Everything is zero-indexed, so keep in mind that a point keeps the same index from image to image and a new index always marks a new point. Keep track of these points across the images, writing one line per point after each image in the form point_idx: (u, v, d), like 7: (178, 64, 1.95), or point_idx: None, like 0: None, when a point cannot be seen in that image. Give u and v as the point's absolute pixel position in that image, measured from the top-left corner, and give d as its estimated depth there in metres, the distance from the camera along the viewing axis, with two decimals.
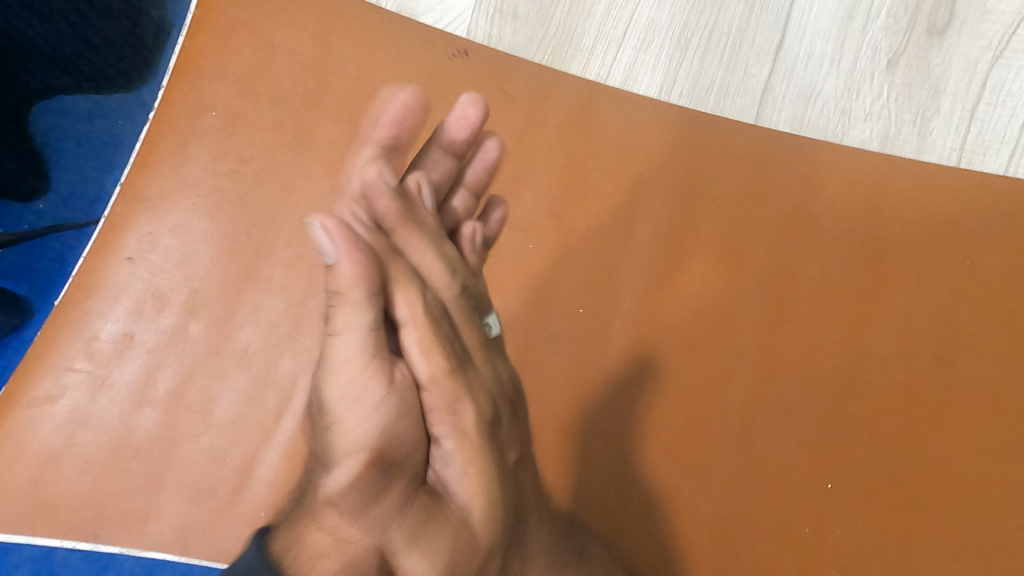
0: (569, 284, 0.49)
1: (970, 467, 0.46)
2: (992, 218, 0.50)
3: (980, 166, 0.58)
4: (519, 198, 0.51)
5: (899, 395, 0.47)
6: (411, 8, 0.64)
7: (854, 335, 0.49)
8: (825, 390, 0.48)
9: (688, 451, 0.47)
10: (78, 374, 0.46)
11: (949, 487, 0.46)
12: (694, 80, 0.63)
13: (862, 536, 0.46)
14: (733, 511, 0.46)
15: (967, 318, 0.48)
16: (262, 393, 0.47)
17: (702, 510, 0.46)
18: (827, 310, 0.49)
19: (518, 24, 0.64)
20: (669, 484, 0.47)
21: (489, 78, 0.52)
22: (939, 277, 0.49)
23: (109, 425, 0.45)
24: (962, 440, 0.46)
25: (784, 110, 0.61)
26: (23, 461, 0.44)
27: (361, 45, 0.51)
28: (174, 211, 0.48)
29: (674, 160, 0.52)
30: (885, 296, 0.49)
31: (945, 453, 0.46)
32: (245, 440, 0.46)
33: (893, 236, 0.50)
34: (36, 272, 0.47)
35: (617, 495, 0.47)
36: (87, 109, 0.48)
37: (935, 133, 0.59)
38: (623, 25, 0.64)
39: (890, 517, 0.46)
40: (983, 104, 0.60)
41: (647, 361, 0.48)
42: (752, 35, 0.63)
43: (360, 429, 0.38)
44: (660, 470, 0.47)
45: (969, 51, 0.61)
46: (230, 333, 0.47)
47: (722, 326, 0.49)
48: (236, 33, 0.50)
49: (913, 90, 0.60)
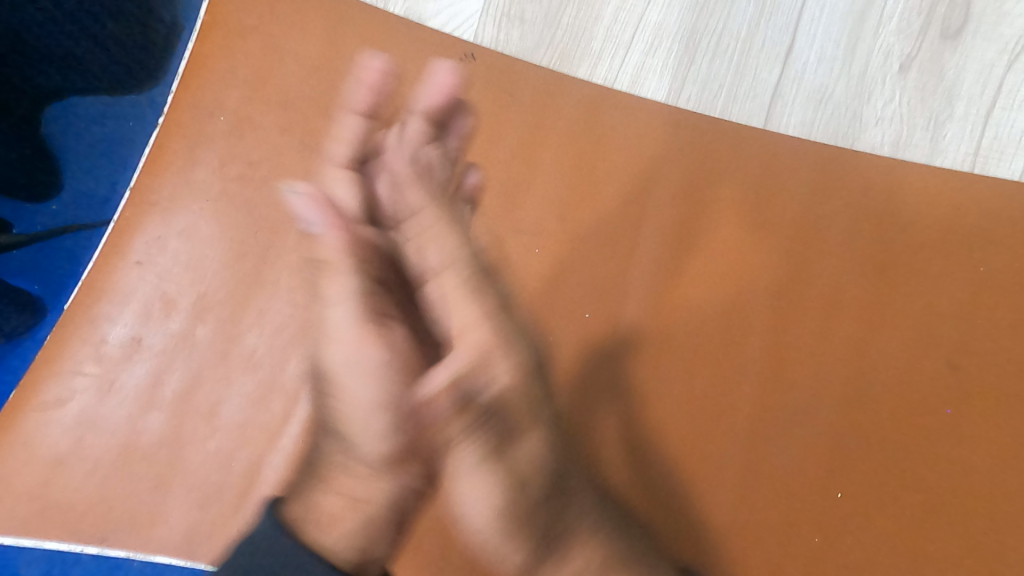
0: (571, 294, 0.50)
1: (971, 482, 0.45)
2: (990, 219, 0.49)
3: (994, 172, 0.57)
4: (532, 196, 0.51)
5: (898, 405, 0.47)
6: (419, 12, 0.65)
7: (855, 339, 0.48)
8: (825, 395, 0.47)
9: (666, 462, 0.47)
10: (86, 378, 0.46)
11: (950, 498, 0.45)
12: (701, 86, 0.62)
13: (853, 548, 0.45)
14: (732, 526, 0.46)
15: (975, 327, 0.47)
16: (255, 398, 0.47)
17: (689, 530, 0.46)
18: (836, 317, 0.48)
19: (526, 28, 0.64)
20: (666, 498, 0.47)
21: (497, 81, 0.52)
22: (951, 285, 0.48)
23: (116, 428, 0.46)
24: (962, 453, 0.46)
25: (793, 115, 0.60)
26: (30, 464, 0.45)
27: (368, 49, 0.52)
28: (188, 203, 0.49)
29: (677, 160, 0.51)
30: (892, 301, 0.48)
31: (946, 466, 0.45)
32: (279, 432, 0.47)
33: (911, 233, 0.49)
34: (48, 273, 0.49)
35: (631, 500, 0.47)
36: (99, 110, 0.50)
37: (949, 138, 0.58)
38: (631, 28, 0.64)
39: (883, 528, 0.45)
40: (998, 109, 0.59)
41: (641, 377, 0.48)
42: (762, 38, 0.63)
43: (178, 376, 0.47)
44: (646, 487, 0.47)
45: (985, 54, 0.60)
46: (223, 334, 0.48)
47: (721, 334, 0.49)
48: (245, 39, 0.51)
49: (925, 94, 0.60)
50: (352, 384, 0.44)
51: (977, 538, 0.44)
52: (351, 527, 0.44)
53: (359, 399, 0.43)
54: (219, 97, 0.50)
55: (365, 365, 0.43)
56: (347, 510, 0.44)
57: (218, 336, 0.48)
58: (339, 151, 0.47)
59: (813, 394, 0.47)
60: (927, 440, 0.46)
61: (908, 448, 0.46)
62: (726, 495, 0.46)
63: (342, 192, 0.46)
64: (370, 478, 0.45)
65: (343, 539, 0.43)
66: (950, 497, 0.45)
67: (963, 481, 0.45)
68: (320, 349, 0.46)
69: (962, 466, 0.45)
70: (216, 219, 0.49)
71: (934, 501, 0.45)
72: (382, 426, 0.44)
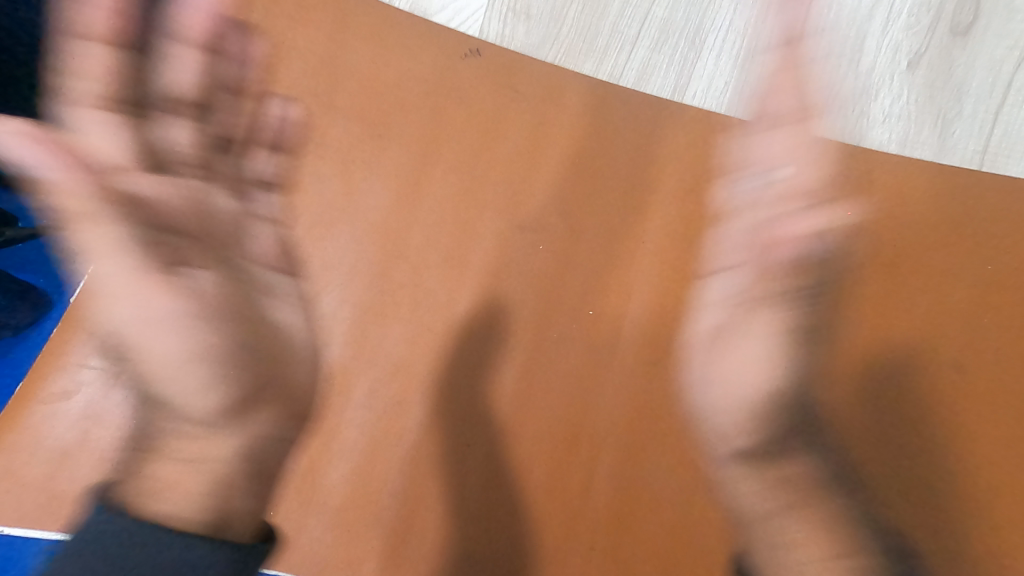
0: (575, 291, 0.49)
1: (999, 473, 0.44)
2: (996, 207, 0.47)
3: (1004, 170, 0.57)
4: (535, 193, 0.51)
5: (916, 402, 0.45)
6: (424, 6, 0.64)
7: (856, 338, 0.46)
8: (845, 396, 0.45)
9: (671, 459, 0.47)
10: (91, 370, 0.46)
11: (974, 490, 0.43)
12: (706, 83, 0.62)
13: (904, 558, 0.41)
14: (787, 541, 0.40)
15: (986, 321, 0.46)
16: (186, 358, 0.41)
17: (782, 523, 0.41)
18: (849, 313, 0.46)
19: (531, 23, 0.64)
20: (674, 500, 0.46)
21: (502, 76, 0.52)
22: (959, 278, 0.47)
23: (123, 421, 0.45)
24: (987, 444, 0.44)
25: (799, 112, 0.60)
26: (36, 456, 0.44)
27: (372, 44, 0.51)
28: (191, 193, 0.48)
29: (680, 158, 0.51)
30: (903, 297, 0.47)
31: (966, 454, 0.44)
32: (166, 373, 0.41)
33: (918, 224, 0.47)
34: None
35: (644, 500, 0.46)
36: None
37: (958, 135, 0.58)
38: (637, 24, 0.64)
39: (917, 524, 0.43)
40: (1008, 106, 0.58)
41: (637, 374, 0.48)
42: (769, 33, 0.62)
43: (173, 343, 0.41)
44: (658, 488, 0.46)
45: (996, 52, 0.60)
46: (226, 281, 0.44)
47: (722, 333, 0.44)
48: (249, 31, 0.50)
49: (935, 91, 0.59)
50: (150, 343, 0.41)
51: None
52: (194, 489, 0.41)
53: (163, 352, 0.41)
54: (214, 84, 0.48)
55: (169, 320, 0.41)
56: (188, 473, 0.41)
57: (218, 288, 0.43)
58: (87, 86, 0.42)
59: (932, 403, 0.45)
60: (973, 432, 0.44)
61: (928, 446, 0.44)
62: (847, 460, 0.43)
63: (143, 183, 0.42)
64: (204, 435, 0.42)
65: (182, 503, 0.40)
66: (981, 491, 0.43)
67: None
68: (105, 305, 0.41)
69: (988, 456, 0.44)
70: (138, 177, 0.42)
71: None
72: (201, 375, 0.42)
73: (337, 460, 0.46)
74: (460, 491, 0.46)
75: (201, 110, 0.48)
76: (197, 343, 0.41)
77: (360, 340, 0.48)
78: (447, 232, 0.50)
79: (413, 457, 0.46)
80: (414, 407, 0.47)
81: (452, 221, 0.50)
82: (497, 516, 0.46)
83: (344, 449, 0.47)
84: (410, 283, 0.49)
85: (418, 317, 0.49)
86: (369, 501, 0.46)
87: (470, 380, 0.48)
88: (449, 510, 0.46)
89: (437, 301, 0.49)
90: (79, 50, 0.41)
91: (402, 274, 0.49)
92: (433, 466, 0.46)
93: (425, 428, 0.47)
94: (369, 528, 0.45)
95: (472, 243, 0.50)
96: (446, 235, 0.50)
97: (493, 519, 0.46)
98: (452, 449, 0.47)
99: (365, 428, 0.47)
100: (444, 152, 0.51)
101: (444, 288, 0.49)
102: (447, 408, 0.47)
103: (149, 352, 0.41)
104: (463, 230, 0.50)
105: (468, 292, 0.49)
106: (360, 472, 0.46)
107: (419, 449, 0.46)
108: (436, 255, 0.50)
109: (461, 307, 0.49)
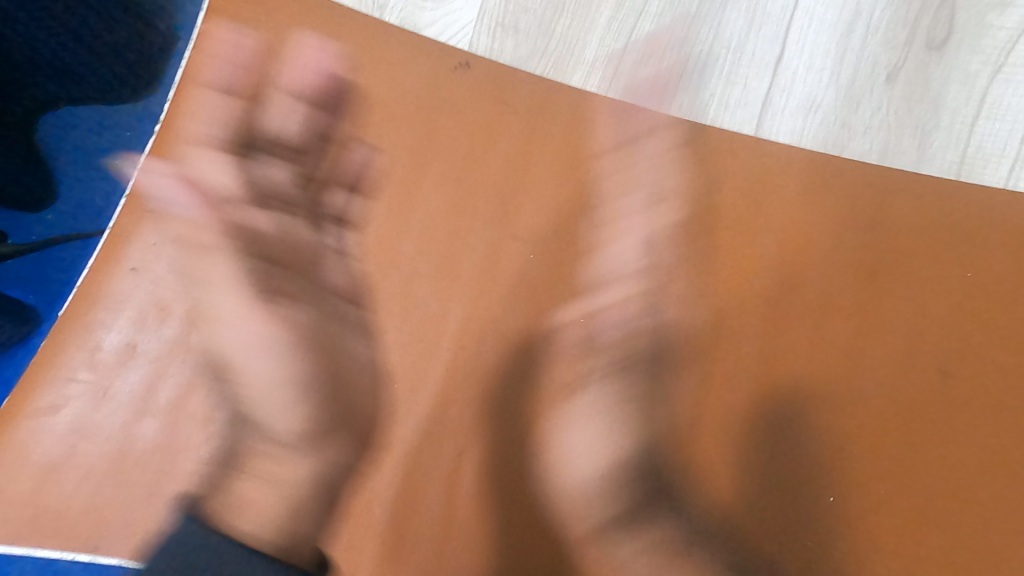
0: (565, 299, 0.50)
1: (966, 482, 0.45)
2: (975, 224, 0.49)
3: (979, 179, 0.58)
4: (526, 202, 0.51)
5: (894, 407, 0.47)
6: (414, 21, 0.65)
7: (838, 345, 0.48)
8: (826, 403, 0.47)
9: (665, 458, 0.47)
10: (80, 385, 0.46)
11: (940, 500, 0.45)
12: (693, 94, 0.63)
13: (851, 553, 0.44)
14: (734, 538, 0.45)
15: (967, 332, 0.48)
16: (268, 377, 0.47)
17: (715, 539, 0.45)
18: (828, 322, 0.48)
19: (520, 38, 0.65)
20: (653, 496, 0.46)
21: (491, 88, 0.53)
22: (941, 290, 0.48)
23: (110, 436, 0.46)
24: (958, 452, 0.46)
25: (783, 123, 0.62)
26: (25, 470, 0.45)
27: (361, 57, 0.52)
28: (172, 219, 0.49)
29: (671, 169, 0.52)
30: (884, 308, 0.49)
31: (942, 465, 0.45)
32: (256, 388, 0.47)
33: (902, 240, 0.50)
34: (39, 284, 0.48)
35: (635, 499, 0.46)
36: (95, 122, 0.50)
37: (935, 147, 0.59)
38: (624, 38, 0.65)
39: (882, 530, 0.45)
40: (983, 119, 0.60)
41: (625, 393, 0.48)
42: (752, 48, 0.64)
43: (265, 365, 0.47)
44: (655, 490, 0.46)
45: (970, 65, 0.61)
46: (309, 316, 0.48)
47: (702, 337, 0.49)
48: (241, 48, 0.52)
49: (912, 104, 0.61)
50: (246, 361, 0.47)
51: (942, 535, 0.44)
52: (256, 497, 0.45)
53: (265, 372, 0.47)
54: (216, 108, 0.50)
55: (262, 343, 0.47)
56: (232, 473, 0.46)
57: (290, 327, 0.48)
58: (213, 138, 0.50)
59: (914, 408, 0.47)
60: (972, 429, 0.46)
61: (898, 448, 0.46)
62: (807, 479, 0.46)
63: (259, 217, 0.49)
64: (288, 462, 0.46)
65: (258, 522, 0.45)
66: (953, 500, 0.45)
67: (984, 475, 0.45)
68: (213, 334, 0.48)
69: (960, 465, 0.45)
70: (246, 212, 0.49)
71: (922, 509, 0.45)
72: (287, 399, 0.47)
73: (331, 468, 0.46)
74: (452, 498, 0.46)
75: (297, 154, 0.50)
76: (294, 371, 0.47)
77: (353, 349, 0.48)
78: (437, 241, 0.50)
79: (408, 464, 0.47)
80: (406, 415, 0.48)
81: (443, 231, 0.50)
82: (494, 520, 0.46)
83: (336, 459, 0.47)
84: (401, 291, 0.49)
85: (410, 326, 0.49)
86: (363, 508, 0.46)
87: (462, 388, 0.48)
88: (444, 517, 0.46)
89: (430, 310, 0.49)
90: (275, 102, 0.50)
91: (391, 285, 0.49)
92: (427, 474, 0.47)
93: (419, 437, 0.47)
94: (368, 532, 0.45)
95: (463, 252, 0.50)
96: (437, 243, 0.50)
97: (487, 527, 0.45)
98: (446, 457, 0.47)
99: (359, 437, 0.47)
100: (436, 159, 0.51)
101: (436, 298, 0.50)
102: (440, 417, 0.48)
103: (245, 373, 0.47)
104: (455, 239, 0.50)
105: (462, 301, 0.50)
106: (354, 482, 0.46)
107: (414, 458, 0.47)
108: (428, 263, 0.50)
109: (453, 317, 0.49)
